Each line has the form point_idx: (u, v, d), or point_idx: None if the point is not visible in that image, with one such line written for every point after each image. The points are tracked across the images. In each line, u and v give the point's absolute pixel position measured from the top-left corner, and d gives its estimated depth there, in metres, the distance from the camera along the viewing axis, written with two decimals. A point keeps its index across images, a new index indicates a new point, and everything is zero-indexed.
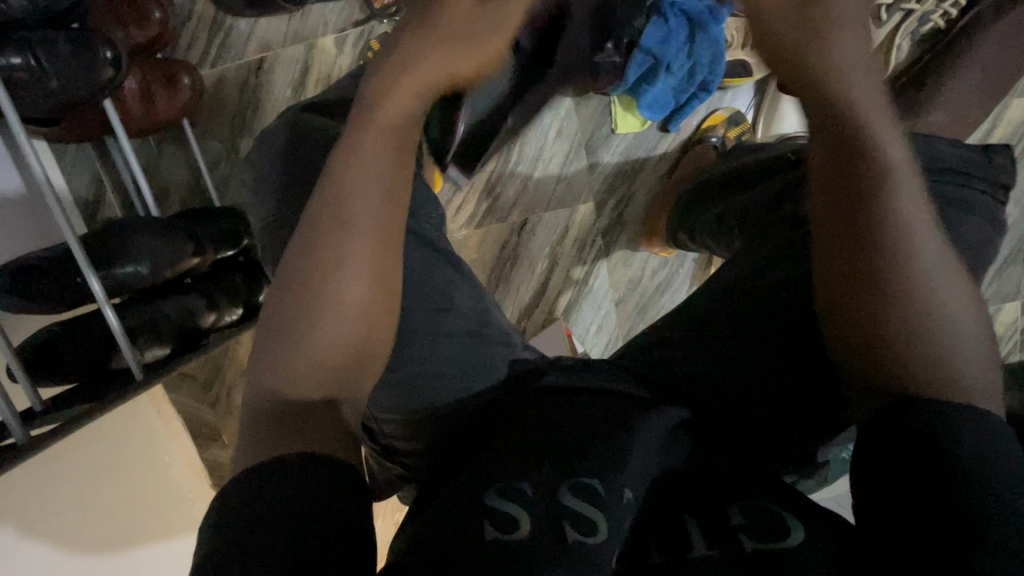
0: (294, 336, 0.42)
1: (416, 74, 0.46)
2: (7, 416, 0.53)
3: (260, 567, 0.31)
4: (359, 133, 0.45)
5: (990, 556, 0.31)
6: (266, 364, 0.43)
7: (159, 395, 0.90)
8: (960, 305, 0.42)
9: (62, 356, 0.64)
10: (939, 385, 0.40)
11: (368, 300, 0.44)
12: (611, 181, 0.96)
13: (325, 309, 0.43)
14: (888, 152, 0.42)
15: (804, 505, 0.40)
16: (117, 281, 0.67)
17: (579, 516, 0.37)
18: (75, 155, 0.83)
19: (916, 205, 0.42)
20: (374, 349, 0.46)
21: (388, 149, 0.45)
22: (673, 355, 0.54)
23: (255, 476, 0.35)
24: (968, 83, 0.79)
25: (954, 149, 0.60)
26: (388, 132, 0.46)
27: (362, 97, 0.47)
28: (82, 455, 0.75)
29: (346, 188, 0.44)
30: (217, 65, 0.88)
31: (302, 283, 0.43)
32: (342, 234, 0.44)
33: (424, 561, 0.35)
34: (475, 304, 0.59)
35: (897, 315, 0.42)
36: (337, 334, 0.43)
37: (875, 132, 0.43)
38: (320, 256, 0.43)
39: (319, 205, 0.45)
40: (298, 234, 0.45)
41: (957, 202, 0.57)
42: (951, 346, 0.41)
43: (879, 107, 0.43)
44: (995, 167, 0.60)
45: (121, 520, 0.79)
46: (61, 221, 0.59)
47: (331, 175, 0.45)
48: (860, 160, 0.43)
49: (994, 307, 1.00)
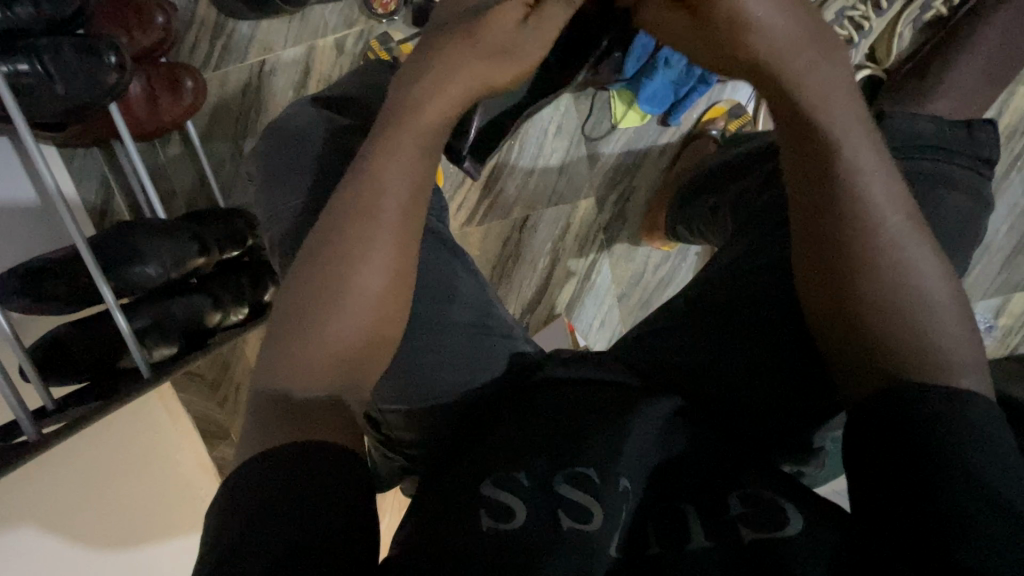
0: (313, 323, 0.43)
1: (467, 72, 0.47)
2: (19, 413, 0.54)
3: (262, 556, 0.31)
4: (394, 125, 0.48)
5: (973, 547, 0.32)
6: (277, 356, 0.43)
7: (166, 393, 0.91)
8: (931, 274, 0.42)
9: (71, 356, 0.65)
10: (919, 358, 0.40)
11: (390, 284, 0.45)
12: (613, 175, 0.96)
13: (345, 298, 0.44)
14: (847, 134, 0.44)
15: (814, 502, 0.39)
16: (126, 283, 0.68)
17: (574, 505, 0.38)
18: (84, 160, 0.85)
19: (878, 181, 0.43)
20: (385, 338, 0.46)
21: (423, 140, 0.48)
22: (674, 345, 0.54)
23: (254, 468, 0.36)
24: (973, 69, 0.78)
25: (935, 125, 0.60)
26: (423, 125, 0.48)
27: (402, 88, 0.49)
28: (92, 453, 0.77)
29: (374, 177, 0.46)
30: (220, 68, 0.90)
31: (325, 268, 0.44)
32: (368, 224, 0.45)
33: (424, 549, 0.36)
34: (477, 296, 0.59)
35: (870, 291, 0.42)
36: (354, 323, 0.44)
37: (836, 115, 0.44)
38: (345, 244, 0.45)
39: (350, 193, 0.46)
40: (325, 220, 0.46)
41: (938, 177, 0.58)
42: (926, 317, 0.41)
43: (837, 92, 0.45)
44: (979, 142, 0.60)
45: (132, 517, 0.81)
46: (68, 222, 0.60)
47: (364, 168, 0.47)
48: (820, 143, 0.44)
49: (1002, 297, 0.99)
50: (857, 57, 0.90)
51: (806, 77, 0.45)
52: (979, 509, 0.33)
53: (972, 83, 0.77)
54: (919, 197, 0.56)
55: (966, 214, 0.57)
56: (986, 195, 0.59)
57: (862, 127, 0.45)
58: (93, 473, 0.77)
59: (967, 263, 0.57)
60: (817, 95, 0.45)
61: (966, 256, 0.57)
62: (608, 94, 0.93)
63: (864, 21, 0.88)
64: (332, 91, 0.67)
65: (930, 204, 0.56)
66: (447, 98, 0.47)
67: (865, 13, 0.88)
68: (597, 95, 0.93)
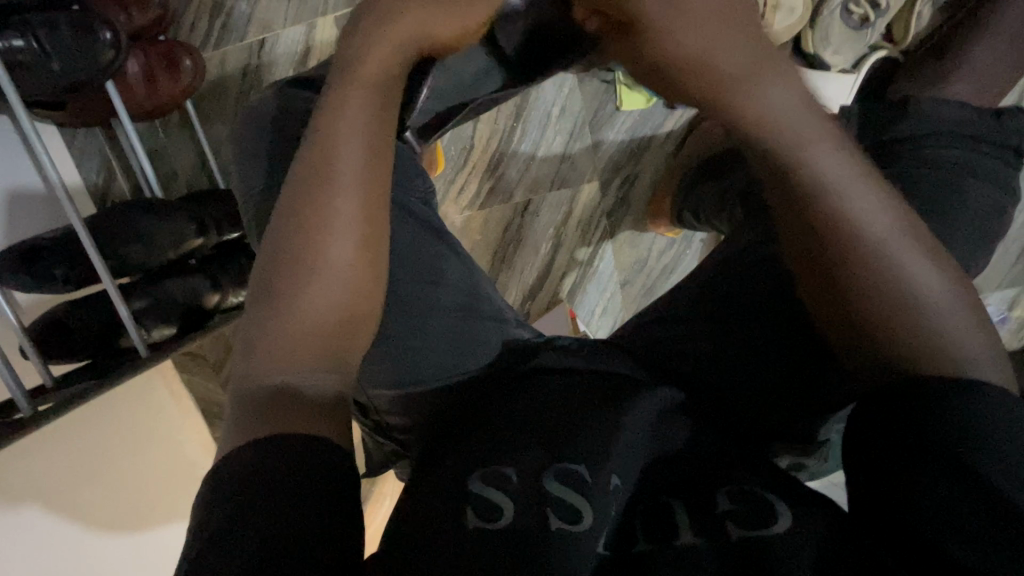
0: (280, 304, 0.42)
1: (409, 23, 0.50)
2: (14, 391, 0.55)
3: (240, 548, 0.31)
4: (341, 100, 0.47)
5: (970, 551, 0.30)
6: (254, 338, 0.42)
7: (168, 371, 0.89)
8: (932, 271, 0.40)
9: (71, 334, 0.65)
10: (929, 357, 0.38)
11: (354, 261, 0.44)
12: (617, 159, 0.94)
13: (314, 274, 0.43)
14: (799, 135, 0.42)
15: (806, 497, 0.37)
16: (122, 260, 0.69)
17: (560, 502, 0.36)
18: (85, 140, 0.85)
19: (848, 177, 0.41)
20: (362, 315, 0.45)
21: (371, 109, 0.47)
22: (671, 334, 0.53)
23: (231, 462, 0.35)
24: (1002, 46, 0.74)
25: (963, 110, 0.58)
26: (355, 90, 0.48)
27: (340, 62, 0.50)
28: (90, 431, 0.78)
29: (328, 143, 0.46)
30: (220, 47, 0.88)
31: (287, 250, 0.44)
32: (328, 189, 0.44)
33: (412, 545, 0.35)
34: (468, 280, 0.58)
35: (874, 296, 0.40)
36: (329, 297, 0.43)
37: (792, 129, 0.42)
38: (305, 221, 0.44)
39: (300, 169, 0.46)
40: (280, 206, 0.45)
41: (962, 167, 0.55)
42: (931, 316, 0.39)
43: (792, 105, 0.42)
44: (1008, 130, 0.56)
45: (132, 496, 0.82)
46: (66, 203, 0.60)
47: (317, 136, 0.46)
48: (782, 159, 0.42)
49: (1014, 289, 0.96)
50: (875, 36, 0.85)
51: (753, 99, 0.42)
52: (977, 514, 0.31)
53: (1001, 63, 0.73)
54: (936, 184, 0.54)
55: (987, 200, 0.55)
56: (1008, 181, 0.56)
57: (836, 135, 0.42)
58: (92, 453, 0.78)
59: (985, 251, 0.55)
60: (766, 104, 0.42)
61: (985, 242, 0.55)
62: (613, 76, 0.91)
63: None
64: (326, 69, 0.66)
65: (949, 193, 0.54)
66: (382, 61, 0.49)
67: None
68: (597, 75, 0.90)
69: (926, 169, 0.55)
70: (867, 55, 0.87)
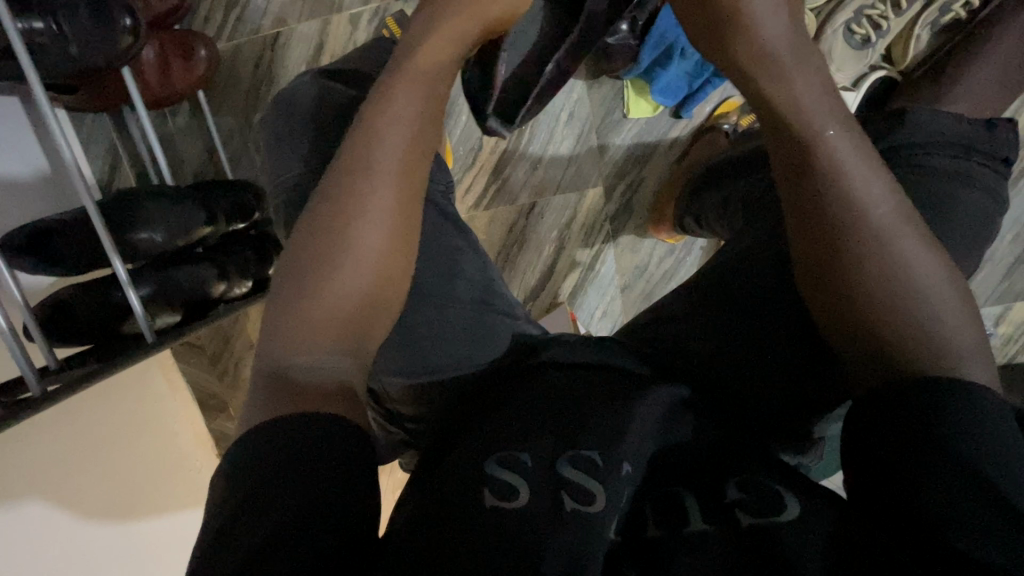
0: (308, 284, 0.43)
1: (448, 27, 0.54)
2: (25, 368, 0.55)
3: (265, 524, 0.32)
4: (389, 97, 0.49)
5: (961, 536, 0.32)
6: (278, 319, 0.43)
7: (165, 360, 0.92)
8: (931, 268, 0.42)
9: (75, 316, 0.64)
10: (922, 348, 0.40)
11: (379, 249, 0.45)
12: (622, 166, 0.96)
13: (346, 257, 0.44)
14: (825, 130, 0.45)
15: (809, 488, 0.39)
16: (134, 246, 0.68)
17: (575, 486, 0.38)
18: (93, 126, 0.85)
19: (867, 174, 0.44)
20: (386, 302, 0.46)
21: (416, 107, 0.49)
22: (678, 333, 0.55)
23: (253, 438, 0.36)
24: (995, 69, 0.76)
25: (957, 123, 0.61)
26: (405, 86, 0.50)
27: (397, 58, 0.52)
28: (90, 417, 0.76)
29: (372, 133, 0.47)
30: (234, 39, 0.89)
31: (319, 234, 0.44)
32: (367, 178, 0.46)
33: (429, 526, 0.36)
34: (482, 274, 0.60)
35: (874, 286, 0.42)
36: (356, 283, 0.44)
37: (823, 126, 0.45)
38: (341, 206, 0.45)
39: (343, 158, 0.47)
40: (321, 188, 0.47)
41: (955, 175, 0.58)
42: (928, 311, 0.41)
43: (822, 101, 0.46)
44: (998, 141, 0.61)
45: (126, 490, 0.80)
46: (81, 186, 0.61)
47: (363, 127, 0.48)
48: (805, 142, 0.45)
49: (1003, 306, 0.98)
50: (874, 59, 0.88)
51: (791, 90, 0.47)
52: (971, 505, 0.33)
53: (994, 85, 0.76)
54: (934, 193, 0.57)
55: (981, 210, 0.57)
56: (1000, 192, 0.59)
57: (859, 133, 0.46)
58: (93, 440, 0.76)
59: (975, 261, 0.57)
60: (799, 97, 0.47)
61: (974, 252, 0.57)
62: (620, 84, 0.92)
63: (882, 20, 0.86)
64: (343, 64, 0.67)
65: (946, 202, 0.56)
66: (438, 64, 0.52)
67: (884, 12, 0.86)
68: (607, 83, 0.92)
69: (922, 178, 0.58)
70: (866, 75, 0.89)
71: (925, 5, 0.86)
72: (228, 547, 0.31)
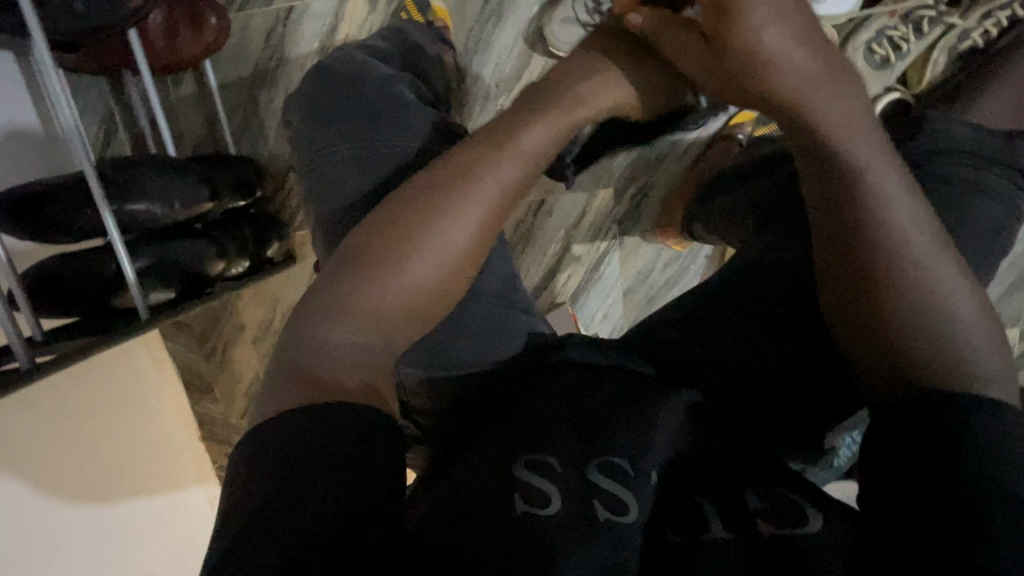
0: (390, 265, 0.44)
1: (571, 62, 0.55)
2: (13, 339, 0.56)
3: (298, 531, 0.31)
4: (508, 126, 0.50)
5: (996, 555, 0.31)
6: (334, 290, 0.43)
7: (154, 340, 0.87)
8: (965, 300, 0.43)
9: (63, 285, 0.60)
10: (946, 375, 0.40)
11: (455, 254, 0.46)
12: (634, 168, 0.95)
13: (424, 248, 0.44)
14: (868, 160, 0.46)
15: (827, 500, 0.39)
16: (129, 216, 0.63)
17: (606, 495, 0.37)
18: (89, 90, 0.81)
19: (902, 206, 0.45)
20: (447, 301, 0.47)
21: (546, 133, 0.50)
22: (697, 336, 0.54)
23: (286, 429, 0.35)
24: (1007, 99, 0.78)
25: (973, 133, 0.63)
26: (547, 114, 0.51)
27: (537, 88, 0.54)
28: (72, 392, 0.73)
29: (496, 145, 0.48)
30: (245, 10, 0.86)
31: (391, 229, 0.45)
32: (468, 182, 0.46)
33: (449, 526, 0.35)
34: (507, 270, 0.59)
35: (900, 311, 0.43)
36: (429, 277, 0.45)
37: (865, 156, 0.46)
38: (434, 198, 0.46)
39: (457, 156, 0.48)
40: (423, 176, 0.48)
41: (975, 185, 0.59)
42: (959, 342, 0.41)
43: (866, 134, 0.47)
44: (1017, 152, 0.62)
45: (107, 473, 0.77)
46: (78, 145, 0.58)
47: (487, 134, 0.49)
48: (841, 165, 0.46)
49: None
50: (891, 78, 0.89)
51: (829, 102, 0.47)
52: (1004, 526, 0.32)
53: (1007, 113, 0.77)
54: (954, 211, 0.57)
55: (998, 228, 0.58)
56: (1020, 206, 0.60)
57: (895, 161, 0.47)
58: (77, 417, 0.73)
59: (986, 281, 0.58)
60: (844, 118, 0.47)
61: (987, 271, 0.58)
62: None
63: (903, 42, 0.87)
64: None
65: (966, 213, 0.57)
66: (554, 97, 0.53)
67: (905, 34, 0.87)
68: None
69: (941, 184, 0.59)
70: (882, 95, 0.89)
71: (944, 30, 0.87)
72: (257, 551, 0.30)
